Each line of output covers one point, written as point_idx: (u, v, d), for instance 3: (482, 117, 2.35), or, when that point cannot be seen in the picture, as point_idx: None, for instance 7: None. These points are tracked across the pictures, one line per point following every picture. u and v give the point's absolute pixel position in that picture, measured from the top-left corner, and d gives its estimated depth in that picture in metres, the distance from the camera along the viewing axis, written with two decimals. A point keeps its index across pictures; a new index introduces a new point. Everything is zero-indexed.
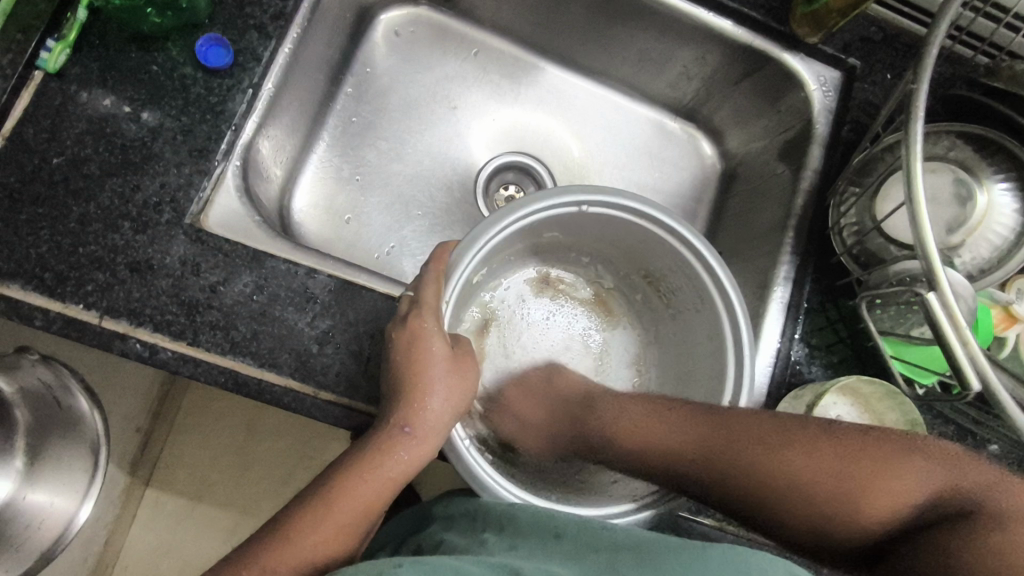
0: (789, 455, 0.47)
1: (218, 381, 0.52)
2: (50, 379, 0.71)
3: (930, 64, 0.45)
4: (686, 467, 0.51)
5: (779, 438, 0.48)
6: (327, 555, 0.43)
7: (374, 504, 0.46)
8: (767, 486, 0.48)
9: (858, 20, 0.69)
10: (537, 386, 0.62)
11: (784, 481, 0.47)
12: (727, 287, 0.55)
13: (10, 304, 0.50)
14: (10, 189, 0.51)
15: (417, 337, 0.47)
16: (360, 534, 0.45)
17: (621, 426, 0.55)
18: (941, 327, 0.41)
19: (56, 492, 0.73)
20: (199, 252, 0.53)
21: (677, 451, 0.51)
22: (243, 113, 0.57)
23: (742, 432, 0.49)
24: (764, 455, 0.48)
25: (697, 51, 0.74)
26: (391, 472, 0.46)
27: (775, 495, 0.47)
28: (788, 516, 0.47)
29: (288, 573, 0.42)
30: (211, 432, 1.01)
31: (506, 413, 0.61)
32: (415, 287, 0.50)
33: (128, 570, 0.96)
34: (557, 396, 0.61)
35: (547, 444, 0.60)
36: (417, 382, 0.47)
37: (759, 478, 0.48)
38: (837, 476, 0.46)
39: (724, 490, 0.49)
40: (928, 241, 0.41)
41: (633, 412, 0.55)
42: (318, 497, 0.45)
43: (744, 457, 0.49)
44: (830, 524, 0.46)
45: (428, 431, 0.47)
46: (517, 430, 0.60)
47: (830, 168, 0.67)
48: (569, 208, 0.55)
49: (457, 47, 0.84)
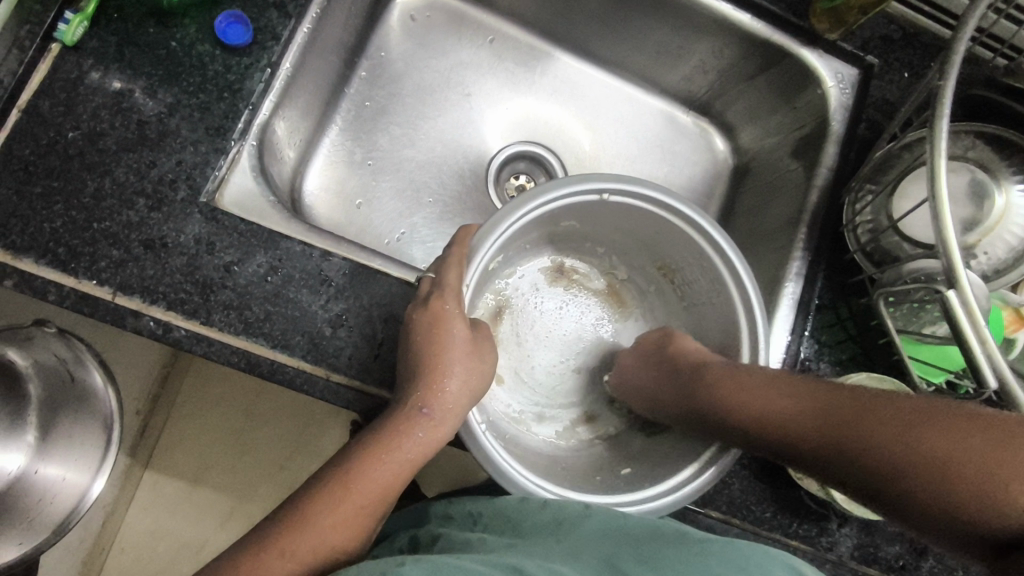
0: (911, 427, 0.41)
1: (230, 361, 0.51)
2: (63, 352, 0.71)
3: (957, 63, 0.45)
4: (800, 438, 0.47)
5: (906, 410, 0.42)
6: (345, 538, 0.43)
7: (389, 487, 0.46)
8: (882, 462, 0.41)
9: (878, 18, 0.69)
10: (655, 354, 0.60)
11: (898, 457, 0.40)
12: (744, 280, 0.55)
13: (22, 277, 0.49)
14: (25, 162, 0.51)
15: (436, 320, 0.48)
16: (377, 516, 0.45)
17: (735, 398, 0.51)
18: (960, 324, 0.41)
19: (68, 466, 0.73)
20: (214, 231, 0.52)
21: (793, 420, 0.48)
22: (261, 92, 0.56)
23: (869, 404, 0.44)
24: (887, 429, 0.42)
25: (714, 45, 0.74)
26: (410, 453, 0.46)
27: (890, 472, 0.41)
28: (907, 499, 0.40)
29: (301, 554, 0.42)
30: (213, 414, 1.01)
31: (623, 385, 0.62)
32: (437, 270, 0.50)
33: (127, 550, 0.96)
34: (668, 363, 0.58)
35: (660, 413, 0.59)
36: (435, 365, 0.47)
37: (873, 451, 0.42)
38: (968, 456, 0.37)
39: (841, 465, 0.44)
40: (950, 239, 0.41)
41: (745, 379, 0.51)
42: (334, 479, 0.45)
43: (866, 431, 0.43)
44: (959, 514, 0.37)
45: (447, 412, 0.47)
46: (632, 400, 0.61)
47: (845, 165, 0.67)
48: (591, 195, 0.55)
49: (472, 34, 0.83)
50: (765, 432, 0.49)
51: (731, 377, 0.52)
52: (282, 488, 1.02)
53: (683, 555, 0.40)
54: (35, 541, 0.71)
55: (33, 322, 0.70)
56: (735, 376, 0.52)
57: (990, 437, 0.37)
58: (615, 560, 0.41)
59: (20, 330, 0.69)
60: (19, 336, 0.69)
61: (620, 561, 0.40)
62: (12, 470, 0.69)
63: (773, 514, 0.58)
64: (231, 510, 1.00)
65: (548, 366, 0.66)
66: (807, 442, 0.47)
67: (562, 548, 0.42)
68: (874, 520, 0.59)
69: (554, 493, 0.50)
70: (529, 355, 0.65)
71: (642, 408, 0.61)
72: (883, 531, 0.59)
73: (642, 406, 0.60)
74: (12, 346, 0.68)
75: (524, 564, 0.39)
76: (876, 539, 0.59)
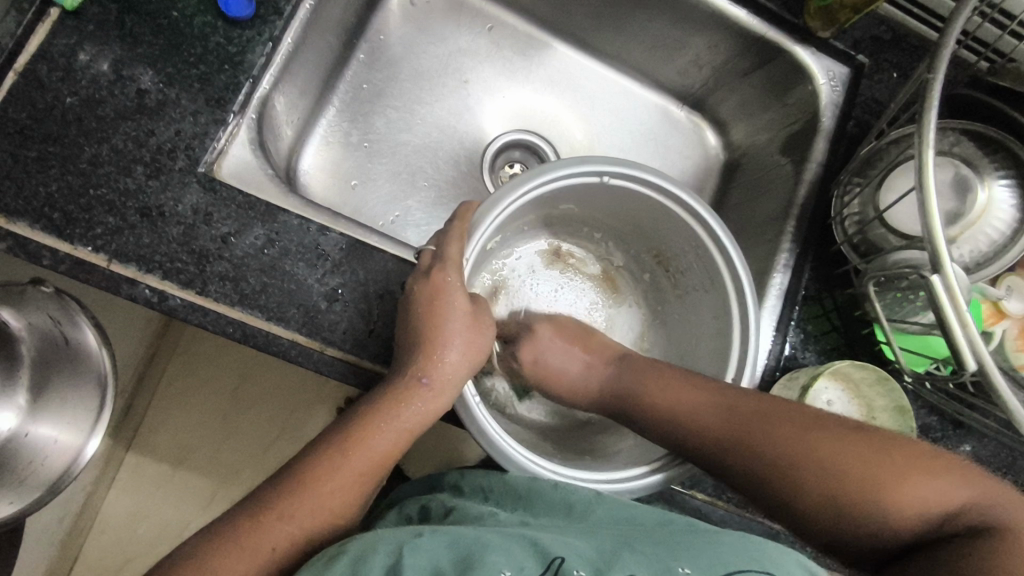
0: (820, 440, 0.45)
1: (226, 332, 0.51)
2: (57, 314, 0.70)
3: (947, 57, 0.46)
4: (712, 442, 0.50)
5: (816, 426, 0.46)
6: (344, 502, 0.44)
7: (389, 454, 0.47)
8: (790, 471, 0.46)
9: (869, 18, 0.71)
10: (576, 339, 0.61)
11: (805, 468, 0.45)
12: (736, 267, 0.56)
13: (17, 241, 0.49)
14: (21, 125, 0.50)
15: (439, 290, 0.49)
16: (374, 482, 0.46)
17: (653, 393, 0.54)
18: (942, 309, 0.43)
19: (61, 427, 0.72)
20: (211, 202, 0.52)
21: (705, 426, 0.50)
22: (262, 66, 0.56)
23: (772, 412, 0.48)
24: (795, 437, 0.46)
25: (709, 40, 0.75)
26: (408, 422, 0.47)
27: (796, 482, 0.46)
28: (806, 507, 0.45)
29: (303, 519, 0.43)
30: (198, 395, 1.00)
31: (536, 357, 0.59)
32: (438, 245, 0.51)
33: (106, 532, 0.95)
34: (595, 353, 0.60)
35: (579, 397, 0.59)
36: (435, 334, 0.49)
37: (784, 460, 0.46)
38: (870, 472, 0.43)
39: (749, 470, 0.48)
40: (935, 226, 0.43)
41: (672, 381, 0.53)
42: (333, 447, 0.46)
43: (774, 439, 0.47)
44: (852, 522, 0.43)
45: (445, 382, 0.49)
46: (549, 374, 0.59)
47: (833, 160, 0.68)
48: (591, 177, 0.56)
49: (471, 21, 0.84)
50: (682, 434, 0.51)
51: (660, 377, 0.54)
52: (265, 472, 1.01)
53: (693, 541, 0.43)
54: (25, 501, 0.69)
55: (29, 280, 0.68)
56: (663, 375, 0.54)
57: (878, 452, 0.44)
58: (633, 543, 0.42)
59: (14, 286, 0.67)
60: (14, 290, 0.67)
61: (637, 544, 0.41)
62: (3, 430, 0.68)
63: None
64: (212, 494, 0.99)
65: None
66: (713, 444, 0.50)
67: (575, 528, 0.44)
68: None
69: (543, 468, 0.51)
70: None
71: (556, 383, 0.59)
72: None
73: (560, 379, 0.59)
74: (6, 306, 0.66)
75: (540, 538, 0.41)
76: None
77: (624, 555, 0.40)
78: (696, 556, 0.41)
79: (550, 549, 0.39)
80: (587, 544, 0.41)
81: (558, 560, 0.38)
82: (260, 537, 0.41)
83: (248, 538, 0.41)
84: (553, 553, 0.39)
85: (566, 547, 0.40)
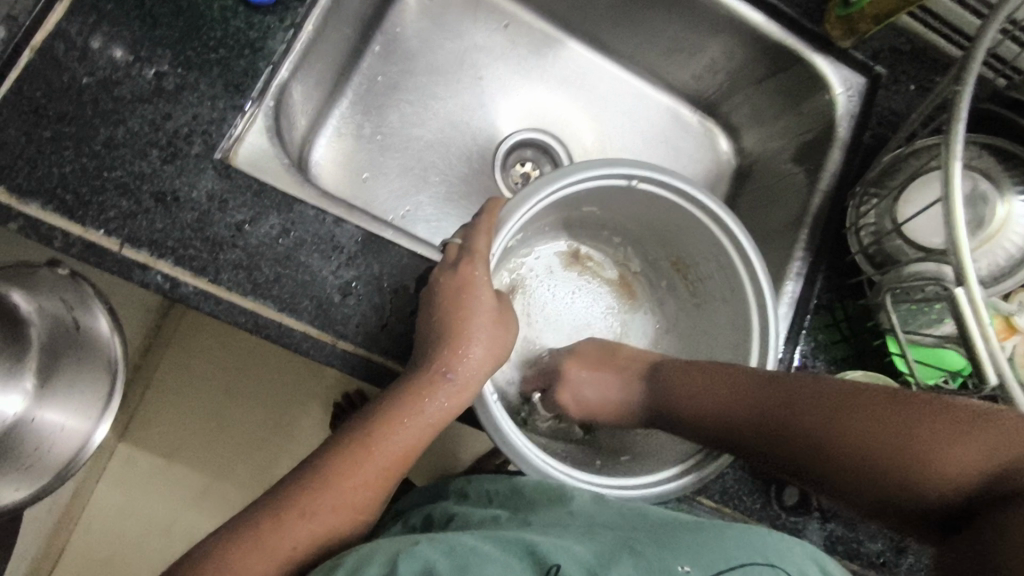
0: (854, 414, 0.45)
1: (237, 321, 0.51)
2: (72, 300, 0.69)
3: (976, 69, 0.46)
4: (742, 429, 0.51)
5: (836, 403, 0.46)
6: (366, 497, 0.47)
7: (411, 450, 0.49)
8: (822, 448, 0.46)
9: (888, 29, 0.71)
10: (601, 359, 0.61)
11: (837, 447, 0.45)
12: (758, 274, 0.56)
13: (28, 222, 0.48)
14: (36, 104, 0.49)
15: (466, 285, 0.49)
16: (396, 475, 0.49)
17: (676, 393, 0.55)
18: (965, 322, 0.43)
19: (68, 413, 0.72)
20: (227, 188, 0.52)
21: (727, 417, 0.51)
22: (282, 53, 0.55)
23: (796, 393, 0.49)
24: (819, 418, 0.46)
25: (727, 45, 0.74)
26: (431, 417, 0.48)
27: (836, 457, 0.45)
28: (850, 480, 0.44)
29: (327, 513, 0.45)
30: (195, 385, 0.99)
31: (569, 394, 0.60)
32: (465, 236, 0.51)
33: (96, 522, 0.94)
34: (616, 368, 0.60)
35: (615, 417, 0.60)
36: (457, 330, 0.49)
37: (819, 438, 0.46)
38: (907, 437, 0.42)
39: (787, 450, 0.48)
40: (961, 238, 0.43)
41: (696, 371, 0.55)
42: (357, 440, 0.48)
43: (799, 420, 0.47)
44: (899, 489, 0.42)
45: (469, 377, 0.49)
46: (587, 409, 0.61)
47: (850, 169, 0.68)
48: (620, 180, 0.56)
49: (488, 16, 0.83)
50: (708, 427, 0.53)
51: (679, 374, 0.55)
52: (259, 465, 1.00)
53: (697, 538, 0.42)
54: (32, 487, 0.69)
55: (45, 261, 0.66)
56: (687, 370, 0.55)
57: (906, 421, 0.42)
58: (632, 543, 0.42)
59: (25, 264, 0.65)
60: (23, 270, 0.65)
61: (637, 544, 0.42)
62: (9, 416, 0.68)
63: (762, 505, 0.59)
64: (205, 486, 0.98)
65: (556, 346, 0.67)
66: (743, 432, 0.51)
67: (577, 528, 0.44)
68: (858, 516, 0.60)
69: (558, 471, 0.51)
70: (538, 337, 0.67)
71: (598, 415, 0.61)
72: (866, 526, 0.60)
73: (601, 412, 0.61)
74: (17, 288, 0.66)
75: (539, 544, 0.41)
76: (859, 535, 0.59)
77: (622, 558, 0.40)
78: (698, 552, 0.41)
79: (548, 558, 0.39)
80: (585, 548, 0.41)
81: (554, 570, 0.38)
82: (283, 534, 0.44)
83: (268, 535, 0.44)
84: (552, 561, 0.39)
85: (566, 551, 0.40)
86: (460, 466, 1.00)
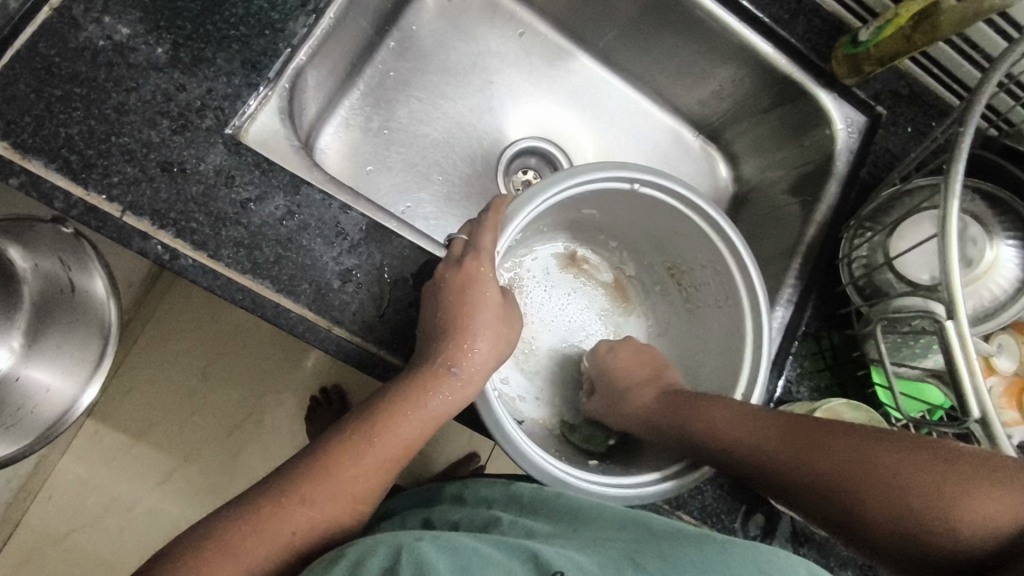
0: (882, 457, 0.44)
1: (234, 299, 0.50)
2: (69, 262, 0.73)
3: (979, 112, 0.48)
4: (756, 460, 0.50)
5: (860, 444, 0.46)
6: (367, 488, 0.47)
7: (412, 444, 0.48)
8: (846, 486, 0.45)
9: (892, 73, 0.73)
10: (637, 361, 0.62)
11: (862, 488, 0.44)
12: (756, 292, 0.57)
13: (30, 179, 0.48)
14: (48, 63, 0.49)
15: (473, 280, 0.50)
16: (394, 469, 0.48)
17: (700, 417, 0.54)
18: (953, 354, 0.44)
19: (57, 376, 0.75)
20: (235, 164, 0.51)
21: (753, 449, 0.50)
22: (302, 37, 0.55)
23: (819, 433, 0.48)
24: (841, 456, 0.46)
25: (735, 72, 0.76)
26: (434, 412, 0.48)
27: (861, 501, 0.44)
28: (867, 523, 0.44)
29: (325, 500, 0.45)
30: (172, 363, 0.97)
31: (610, 351, 0.64)
32: (471, 233, 0.52)
33: (53, 500, 0.91)
34: (655, 374, 0.61)
35: (622, 413, 0.60)
36: (466, 326, 0.49)
37: (847, 481, 0.45)
38: (931, 483, 0.42)
39: (805, 490, 0.47)
40: (953, 272, 0.45)
41: (723, 405, 0.53)
42: (359, 430, 0.47)
43: (820, 459, 0.47)
44: (924, 537, 0.42)
45: (472, 373, 0.49)
46: (610, 367, 0.63)
47: (844, 203, 0.70)
48: (623, 184, 0.57)
49: (504, 23, 0.84)
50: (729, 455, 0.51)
51: (707, 402, 0.54)
52: (227, 453, 0.98)
53: (698, 553, 0.41)
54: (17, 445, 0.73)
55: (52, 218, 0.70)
56: (714, 400, 0.54)
57: (932, 465, 0.42)
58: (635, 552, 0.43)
59: (26, 219, 0.71)
60: (20, 227, 0.71)
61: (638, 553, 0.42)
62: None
63: (740, 524, 0.60)
64: (170, 471, 0.95)
65: (550, 349, 0.67)
66: (765, 467, 0.50)
67: (575, 539, 0.44)
68: (831, 544, 0.60)
69: (556, 468, 0.51)
70: (532, 339, 0.67)
71: (614, 381, 0.61)
72: (838, 555, 0.60)
73: (618, 380, 0.61)
74: (15, 246, 0.72)
75: (541, 551, 0.41)
76: (830, 562, 0.59)
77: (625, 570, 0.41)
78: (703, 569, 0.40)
79: (551, 563, 0.40)
80: (590, 558, 0.41)
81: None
82: (282, 522, 0.44)
83: (268, 520, 0.44)
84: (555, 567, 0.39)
85: (567, 559, 0.40)
86: (434, 469, 0.99)
